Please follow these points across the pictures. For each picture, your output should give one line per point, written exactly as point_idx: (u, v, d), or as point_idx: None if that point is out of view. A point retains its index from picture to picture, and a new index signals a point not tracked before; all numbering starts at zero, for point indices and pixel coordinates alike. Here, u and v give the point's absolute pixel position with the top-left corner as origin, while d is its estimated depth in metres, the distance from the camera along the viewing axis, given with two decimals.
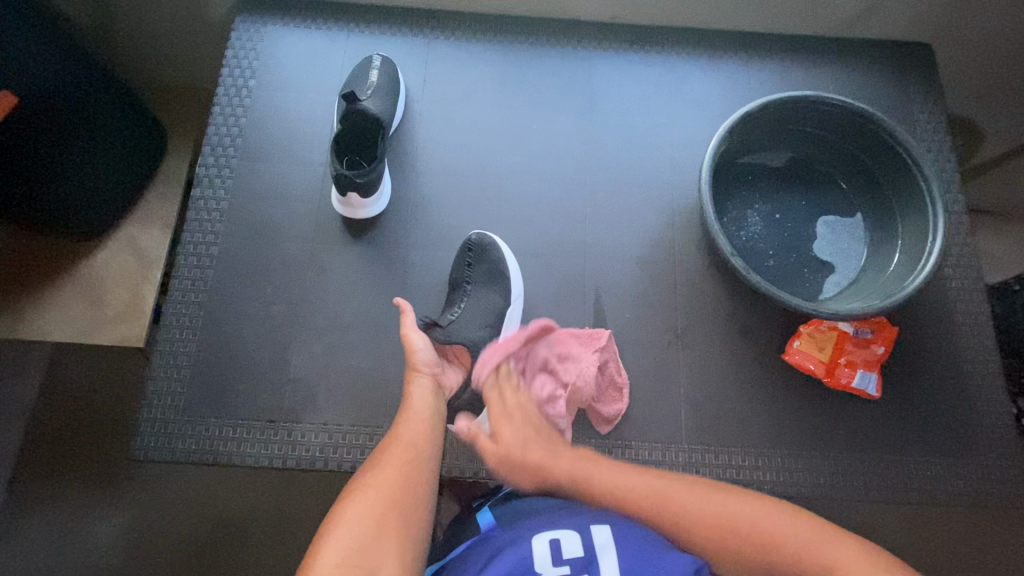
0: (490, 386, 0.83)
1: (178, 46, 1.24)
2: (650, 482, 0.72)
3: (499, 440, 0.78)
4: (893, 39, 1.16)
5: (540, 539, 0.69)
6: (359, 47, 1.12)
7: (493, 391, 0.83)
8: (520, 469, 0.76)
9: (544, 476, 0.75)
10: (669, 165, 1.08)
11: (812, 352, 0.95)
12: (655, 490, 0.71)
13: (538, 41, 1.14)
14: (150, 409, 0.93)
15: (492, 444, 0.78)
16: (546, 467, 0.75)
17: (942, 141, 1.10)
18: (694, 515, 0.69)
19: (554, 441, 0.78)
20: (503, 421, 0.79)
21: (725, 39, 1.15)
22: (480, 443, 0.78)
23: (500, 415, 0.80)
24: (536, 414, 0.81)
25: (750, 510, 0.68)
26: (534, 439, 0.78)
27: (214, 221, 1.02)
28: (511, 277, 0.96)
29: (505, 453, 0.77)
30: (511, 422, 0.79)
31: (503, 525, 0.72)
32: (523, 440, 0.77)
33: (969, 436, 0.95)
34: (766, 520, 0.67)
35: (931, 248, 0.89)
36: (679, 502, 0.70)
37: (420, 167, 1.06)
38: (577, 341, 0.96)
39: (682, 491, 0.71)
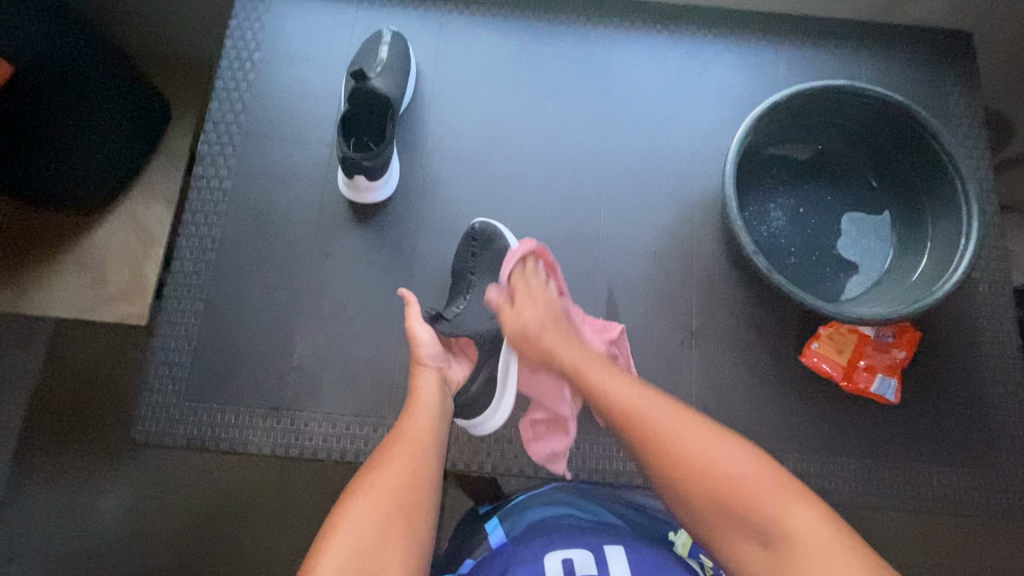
0: (518, 276, 0.84)
1: (181, 13, 1.19)
2: (656, 407, 0.70)
3: (519, 315, 0.81)
4: (932, 25, 1.10)
5: (551, 558, 0.67)
6: (369, 21, 1.07)
7: (520, 279, 0.84)
8: (529, 347, 0.81)
9: (550, 358, 0.79)
10: (690, 153, 1.03)
11: (829, 354, 0.92)
12: (663, 424, 0.68)
13: (556, 18, 1.08)
14: (151, 393, 0.91)
15: (513, 320, 0.82)
16: (551, 356, 0.79)
17: (977, 136, 1.05)
18: (688, 457, 0.66)
19: (571, 335, 0.80)
20: (525, 302, 0.82)
21: (754, 21, 1.09)
22: (504, 317, 0.82)
23: (523, 298, 0.82)
24: (557, 304, 0.82)
25: (734, 461, 0.65)
26: (549, 323, 0.80)
27: (217, 201, 0.99)
28: None
29: (521, 326, 0.81)
30: (532, 305, 0.82)
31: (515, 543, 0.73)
32: (536, 326, 0.80)
33: (988, 445, 0.92)
34: (744, 473, 0.64)
35: (963, 253, 0.85)
36: (681, 441, 0.67)
37: (430, 149, 1.02)
38: (590, 326, 0.92)
39: (687, 429, 0.68)
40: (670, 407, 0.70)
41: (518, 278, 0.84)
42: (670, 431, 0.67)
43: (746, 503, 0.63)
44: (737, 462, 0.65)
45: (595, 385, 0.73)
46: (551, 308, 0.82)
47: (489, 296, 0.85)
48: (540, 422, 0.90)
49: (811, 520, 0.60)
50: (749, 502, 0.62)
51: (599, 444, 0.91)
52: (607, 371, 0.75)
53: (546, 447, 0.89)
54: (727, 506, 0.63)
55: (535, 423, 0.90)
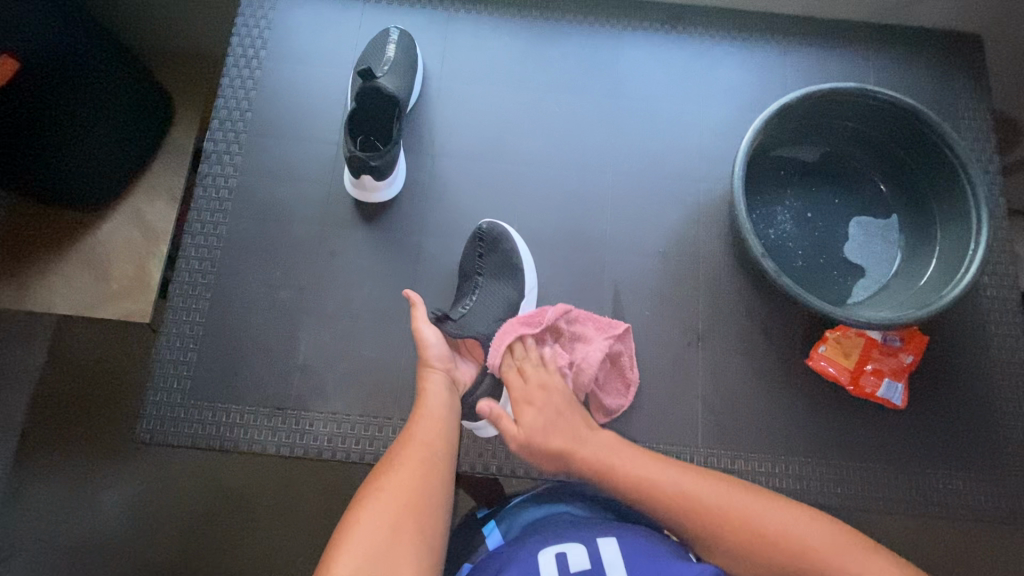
0: (507, 367, 0.84)
1: (187, 9, 1.19)
2: (695, 483, 0.72)
3: (521, 424, 0.80)
4: (941, 27, 1.09)
5: (544, 554, 0.68)
6: (375, 19, 1.06)
7: (511, 371, 0.84)
8: (539, 452, 0.79)
9: (566, 460, 0.77)
10: (697, 154, 1.03)
11: (836, 358, 0.92)
12: (706, 499, 0.70)
13: (564, 18, 1.08)
14: (156, 391, 0.91)
15: (514, 428, 0.80)
16: (569, 452, 0.77)
17: (985, 140, 1.04)
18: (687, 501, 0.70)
19: (578, 431, 0.79)
20: (525, 406, 0.81)
21: (762, 22, 1.09)
22: (504, 427, 0.80)
23: (522, 399, 0.81)
24: (559, 389, 0.83)
25: (728, 496, 0.71)
26: (556, 421, 0.80)
27: (223, 199, 0.99)
28: (526, 270, 0.93)
29: (523, 439, 0.79)
30: (532, 407, 0.81)
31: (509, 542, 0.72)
32: (542, 430, 0.79)
33: (994, 451, 0.92)
34: (805, 536, 0.66)
35: (972, 258, 0.84)
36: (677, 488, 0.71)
37: (436, 149, 1.01)
38: (594, 325, 0.91)
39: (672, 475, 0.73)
40: (704, 476, 0.73)
41: (509, 373, 0.83)
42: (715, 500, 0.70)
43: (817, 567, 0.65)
44: (796, 526, 0.67)
45: (631, 477, 0.73)
46: (552, 403, 0.81)
47: (478, 408, 0.81)
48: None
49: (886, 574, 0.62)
50: (818, 565, 0.65)
51: None
52: (628, 463, 0.74)
53: None
54: (796, 569, 0.66)
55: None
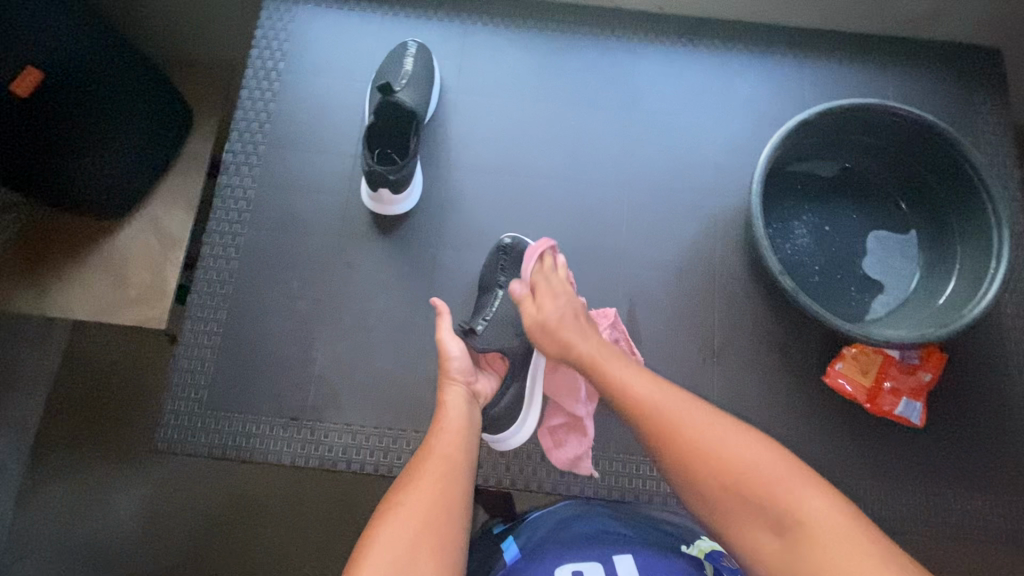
0: (537, 269, 0.83)
1: (208, 21, 1.20)
2: (684, 409, 0.70)
3: (539, 310, 0.80)
4: (962, 42, 1.08)
5: (563, 570, 0.77)
6: (393, 32, 1.07)
7: (539, 273, 0.83)
8: (545, 342, 0.80)
9: (565, 353, 0.78)
10: (714, 167, 1.03)
11: (853, 375, 0.91)
12: (680, 414, 0.70)
13: (581, 31, 1.08)
14: (174, 400, 0.92)
15: (533, 312, 0.80)
16: (567, 350, 0.78)
17: (1006, 156, 1.03)
18: (691, 442, 0.68)
19: (589, 328, 0.79)
20: (547, 294, 0.81)
21: (779, 36, 1.08)
22: (523, 308, 0.81)
23: (545, 290, 0.81)
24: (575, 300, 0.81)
25: (745, 449, 0.67)
26: (570, 318, 0.79)
27: (241, 210, 1.00)
28: None
29: (540, 321, 0.79)
30: (554, 299, 0.80)
31: (528, 556, 0.79)
32: (556, 323, 0.79)
33: (1014, 472, 0.91)
34: (758, 460, 0.66)
35: (993, 276, 0.83)
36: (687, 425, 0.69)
37: (452, 161, 1.02)
38: None
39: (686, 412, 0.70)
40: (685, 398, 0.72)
41: (535, 273, 0.83)
42: (685, 419, 0.69)
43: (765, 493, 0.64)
44: (754, 451, 0.66)
45: (615, 381, 0.73)
46: (571, 302, 0.81)
47: (512, 288, 0.83)
48: (559, 428, 0.90)
49: (823, 504, 0.62)
50: (761, 484, 0.64)
51: (618, 464, 0.89)
52: (621, 365, 0.75)
53: (569, 452, 0.88)
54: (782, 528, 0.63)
55: (553, 431, 0.89)
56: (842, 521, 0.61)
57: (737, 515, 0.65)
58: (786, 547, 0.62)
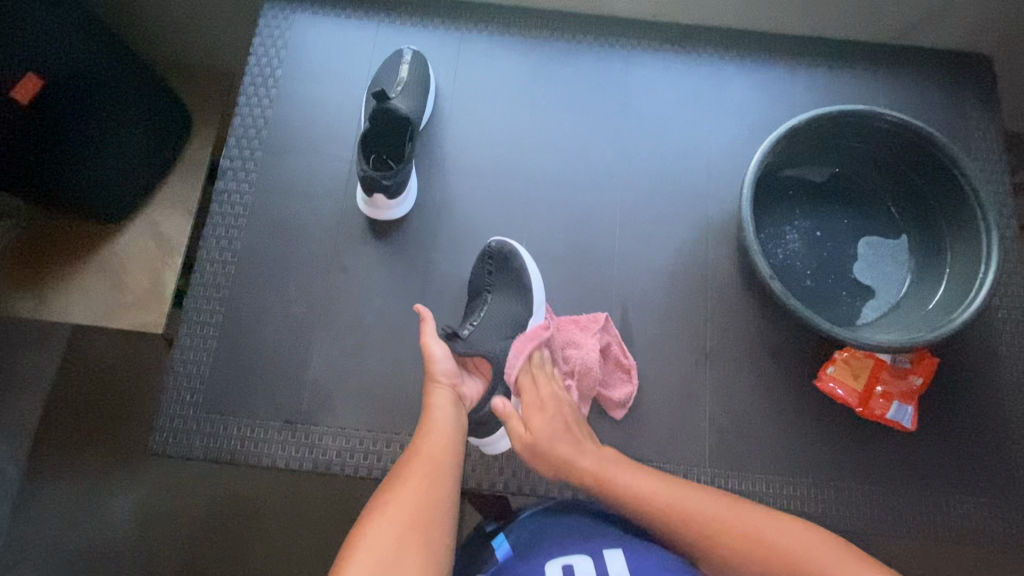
0: (524, 376, 0.83)
1: (207, 29, 1.22)
2: (665, 487, 0.74)
3: (529, 428, 0.78)
4: (952, 48, 1.10)
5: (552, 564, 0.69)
6: (389, 39, 1.09)
7: (527, 379, 0.83)
8: (542, 461, 0.78)
9: (566, 470, 0.76)
10: (706, 173, 1.04)
11: (845, 379, 0.92)
12: (670, 496, 0.73)
13: (575, 38, 1.09)
14: (170, 403, 0.92)
15: (523, 430, 0.78)
16: (567, 466, 0.76)
17: (996, 160, 1.04)
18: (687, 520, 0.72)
19: (583, 436, 0.79)
20: (537, 412, 0.79)
21: (771, 43, 1.10)
22: (511, 428, 0.77)
23: (535, 405, 0.80)
24: (564, 406, 0.80)
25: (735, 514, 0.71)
26: (563, 430, 0.78)
27: (237, 215, 1.01)
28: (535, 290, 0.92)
29: (532, 442, 0.77)
30: (543, 413, 0.79)
31: (517, 554, 0.72)
32: (551, 439, 0.77)
33: (1006, 475, 0.91)
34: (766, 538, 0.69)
35: (983, 281, 0.84)
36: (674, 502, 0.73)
37: (447, 167, 1.03)
38: (577, 326, 0.93)
39: (671, 490, 0.74)
40: (672, 482, 0.75)
41: (522, 380, 0.83)
42: (689, 508, 0.72)
43: (787, 571, 0.67)
44: (757, 524, 0.70)
45: (621, 489, 0.74)
46: (563, 412, 0.80)
47: (494, 408, 0.78)
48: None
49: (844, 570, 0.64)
50: (762, 547, 0.69)
51: None
52: (623, 472, 0.76)
53: None
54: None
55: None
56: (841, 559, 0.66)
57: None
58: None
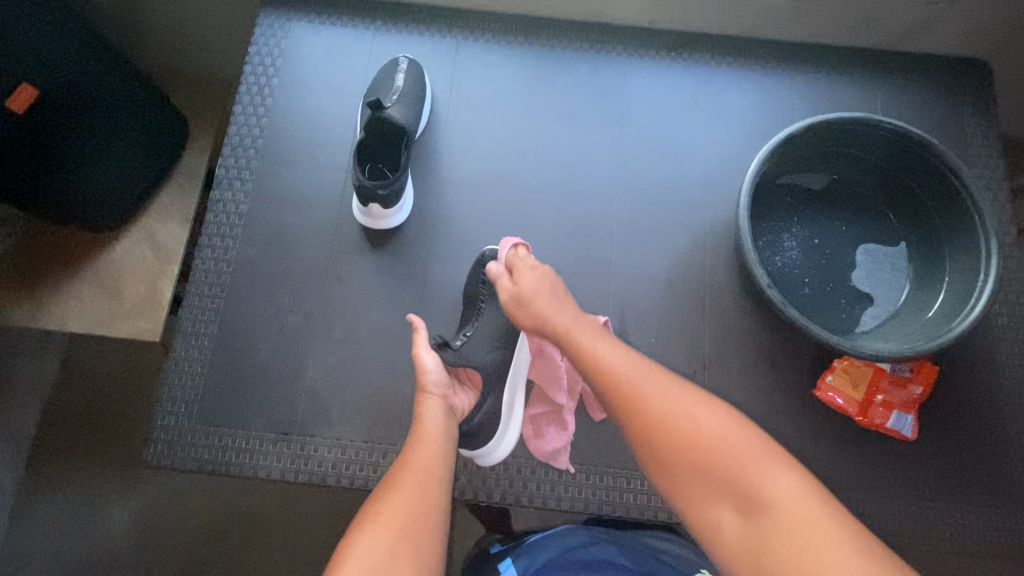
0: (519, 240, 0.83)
1: (203, 38, 1.22)
2: (657, 386, 0.70)
3: (517, 282, 0.80)
4: (948, 54, 1.10)
5: None
6: (384, 48, 1.09)
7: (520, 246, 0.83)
8: (522, 313, 0.78)
9: (540, 326, 0.77)
10: (703, 180, 1.03)
11: (843, 388, 0.91)
12: (654, 393, 0.69)
13: (571, 46, 1.09)
14: (164, 415, 0.92)
15: (512, 284, 0.80)
16: (543, 321, 0.77)
17: (995, 167, 1.04)
18: (665, 421, 0.68)
19: (567, 301, 0.79)
20: (525, 268, 0.81)
21: (768, 50, 1.09)
22: (500, 283, 0.81)
23: (524, 265, 0.81)
24: (553, 274, 0.81)
25: (718, 426, 0.66)
26: (549, 291, 0.79)
27: (233, 224, 1.00)
28: None
29: (517, 292, 0.79)
30: (532, 271, 0.80)
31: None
32: (535, 293, 0.78)
33: (1008, 485, 0.90)
34: (732, 441, 0.65)
35: (982, 288, 0.84)
36: (659, 405, 0.68)
37: (444, 176, 1.03)
38: None
39: (661, 388, 0.70)
40: (664, 378, 0.72)
41: (511, 254, 0.84)
42: (661, 399, 0.69)
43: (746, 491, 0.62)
44: (721, 426, 0.66)
45: (591, 352, 0.73)
46: (549, 277, 0.80)
47: (488, 268, 0.83)
48: (539, 417, 0.91)
49: (792, 485, 0.61)
50: (732, 468, 0.63)
51: (607, 477, 0.89)
52: (597, 341, 0.74)
53: (545, 444, 0.89)
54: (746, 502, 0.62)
55: (535, 420, 0.91)
56: (807, 504, 0.60)
57: (704, 494, 0.65)
58: (756, 532, 0.61)
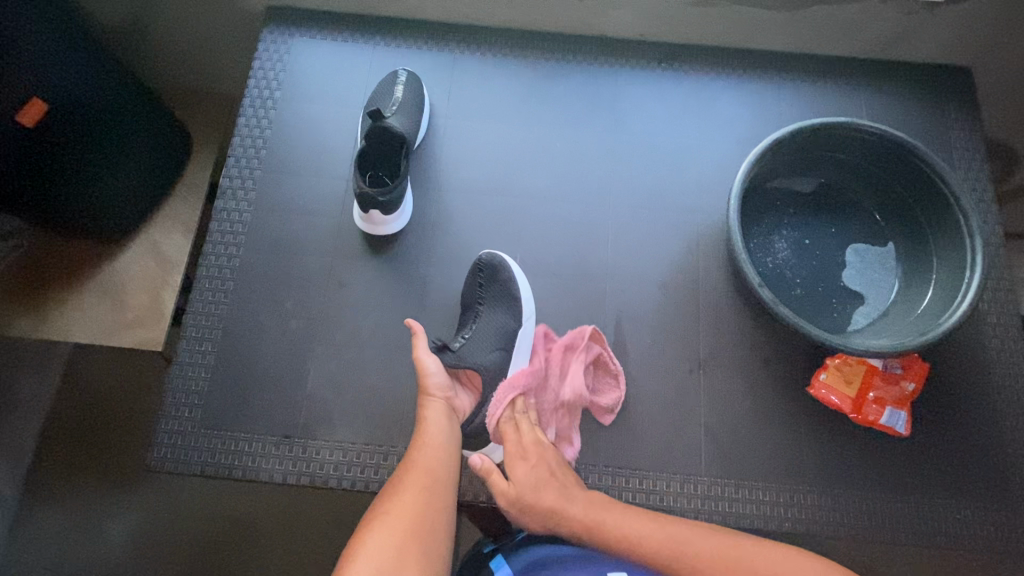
0: (503, 425, 0.84)
1: (209, 55, 1.26)
2: (641, 528, 0.75)
3: (513, 480, 0.79)
4: (931, 61, 1.13)
5: None
6: (384, 62, 1.12)
7: (508, 426, 0.84)
8: (530, 510, 0.78)
9: (553, 520, 0.77)
10: (696, 185, 1.06)
11: (837, 386, 0.93)
12: (647, 536, 0.74)
13: (565, 57, 1.13)
14: (168, 419, 0.93)
15: (506, 482, 0.79)
16: (555, 515, 0.77)
17: (980, 169, 1.07)
18: (677, 557, 0.72)
19: (566, 482, 0.80)
20: (517, 460, 0.81)
21: (755, 59, 1.13)
22: (494, 482, 0.79)
23: (515, 456, 0.82)
24: (544, 456, 0.82)
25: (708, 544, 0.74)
26: (546, 475, 0.80)
27: (236, 232, 1.02)
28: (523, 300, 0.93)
29: (516, 495, 0.78)
30: (526, 462, 0.81)
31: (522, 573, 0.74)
32: (536, 489, 0.78)
33: (1002, 480, 0.91)
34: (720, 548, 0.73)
35: (968, 286, 0.86)
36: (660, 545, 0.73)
37: (442, 183, 1.05)
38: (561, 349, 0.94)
39: (650, 530, 0.75)
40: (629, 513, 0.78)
41: (502, 432, 0.84)
42: (654, 544, 0.73)
43: None
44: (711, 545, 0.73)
45: (612, 528, 0.76)
46: (545, 462, 0.81)
47: (471, 463, 0.80)
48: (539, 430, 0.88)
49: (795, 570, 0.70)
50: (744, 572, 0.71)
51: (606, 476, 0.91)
52: (610, 517, 0.77)
53: None
54: None
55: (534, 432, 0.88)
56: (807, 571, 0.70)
57: None
58: None
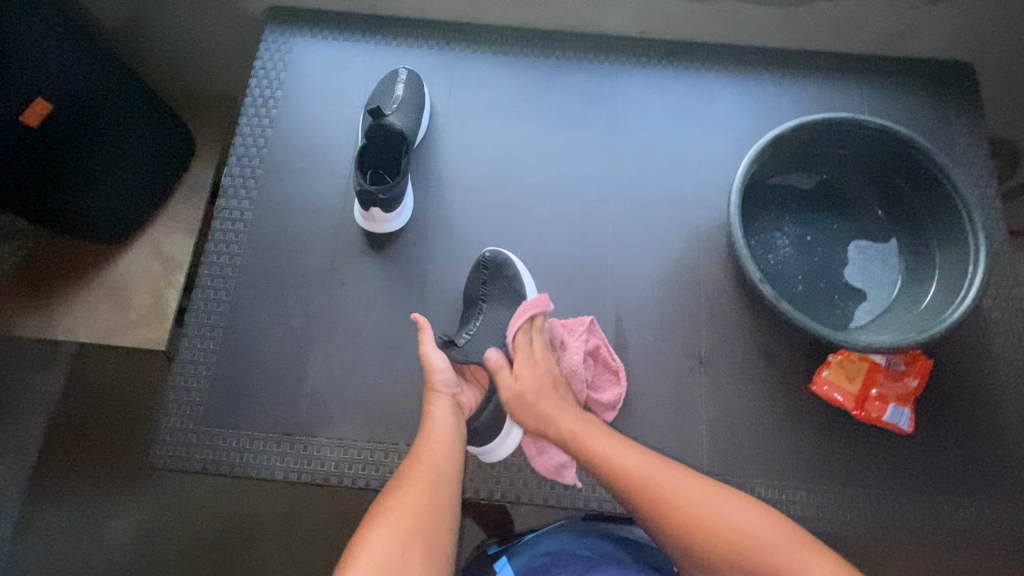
0: (522, 334, 0.86)
1: (211, 55, 1.26)
2: (668, 475, 0.73)
3: (519, 378, 0.82)
4: (932, 57, 1.13)
5: None
6: (385, 61, 1.12)
7: (523, 340, 0.86)
8: (525, 412, 0.81)
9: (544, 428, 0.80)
10: (696, 182, 1.06)
11: (840, 382, 0.92)
12: (671, 488, 0.72)
13: (565, 55, 1.13)
14: (170, 417, 0.93)
15: (512, 381, 0.82)
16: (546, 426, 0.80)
17: (983, 165, 1.06)
18: (689, 510, 0.70)
19: (566, 397, 0.83)
20: (526, 363, 0.84)
21: (755, 56, 1.13)
22: (500, 379, 0.83)
23: (526, 362, 0.84)
24: (549, 371, 0.84)
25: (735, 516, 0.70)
26: (548, 388, 0.82)
27: (238, 231, 1.03)
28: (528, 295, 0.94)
29: (519, 391, 0.81)
30: (534, 369, 0.83)
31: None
32: (535, 395, 0.81)
33: (1007, 477, 0.90)
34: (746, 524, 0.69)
35: (972, 281, 0.85)
36: (678, 496, 0.71)
37: (443, 181, 1.06)
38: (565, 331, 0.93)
39: (675, 484, 0.72)
40: (660, 462, 0.75)
41: (518, 339, 0.86)
42: (677, 495, 0.71)
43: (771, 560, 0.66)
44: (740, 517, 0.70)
45: (601, 446, 0.76)
46: (549, 372, 0.84)
47: (486, 359, 0.84)
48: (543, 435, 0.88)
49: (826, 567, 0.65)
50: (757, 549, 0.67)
51: None
52: (611, 445, 0.76)
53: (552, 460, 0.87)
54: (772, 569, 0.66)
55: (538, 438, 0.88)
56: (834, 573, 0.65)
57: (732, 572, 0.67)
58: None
